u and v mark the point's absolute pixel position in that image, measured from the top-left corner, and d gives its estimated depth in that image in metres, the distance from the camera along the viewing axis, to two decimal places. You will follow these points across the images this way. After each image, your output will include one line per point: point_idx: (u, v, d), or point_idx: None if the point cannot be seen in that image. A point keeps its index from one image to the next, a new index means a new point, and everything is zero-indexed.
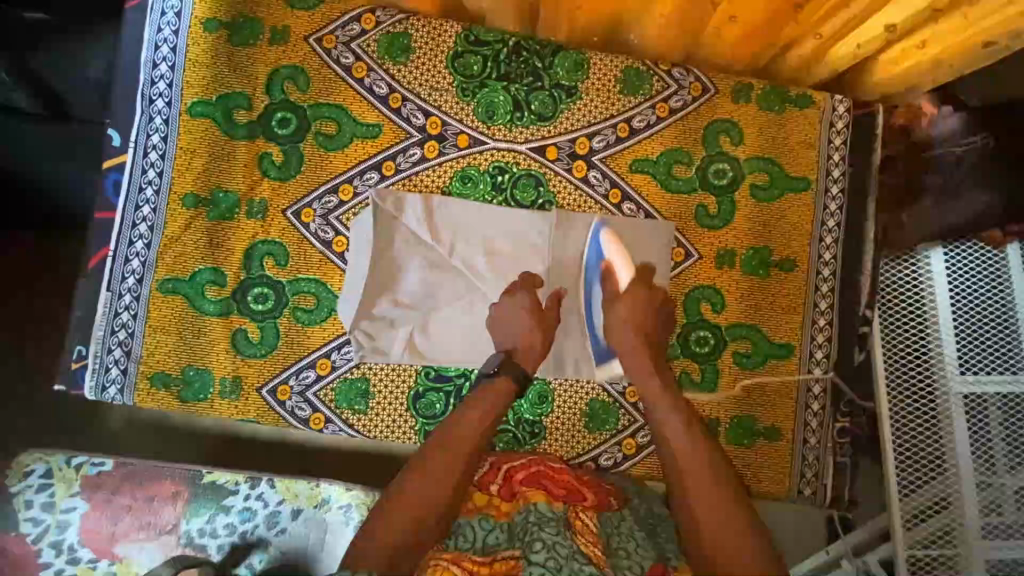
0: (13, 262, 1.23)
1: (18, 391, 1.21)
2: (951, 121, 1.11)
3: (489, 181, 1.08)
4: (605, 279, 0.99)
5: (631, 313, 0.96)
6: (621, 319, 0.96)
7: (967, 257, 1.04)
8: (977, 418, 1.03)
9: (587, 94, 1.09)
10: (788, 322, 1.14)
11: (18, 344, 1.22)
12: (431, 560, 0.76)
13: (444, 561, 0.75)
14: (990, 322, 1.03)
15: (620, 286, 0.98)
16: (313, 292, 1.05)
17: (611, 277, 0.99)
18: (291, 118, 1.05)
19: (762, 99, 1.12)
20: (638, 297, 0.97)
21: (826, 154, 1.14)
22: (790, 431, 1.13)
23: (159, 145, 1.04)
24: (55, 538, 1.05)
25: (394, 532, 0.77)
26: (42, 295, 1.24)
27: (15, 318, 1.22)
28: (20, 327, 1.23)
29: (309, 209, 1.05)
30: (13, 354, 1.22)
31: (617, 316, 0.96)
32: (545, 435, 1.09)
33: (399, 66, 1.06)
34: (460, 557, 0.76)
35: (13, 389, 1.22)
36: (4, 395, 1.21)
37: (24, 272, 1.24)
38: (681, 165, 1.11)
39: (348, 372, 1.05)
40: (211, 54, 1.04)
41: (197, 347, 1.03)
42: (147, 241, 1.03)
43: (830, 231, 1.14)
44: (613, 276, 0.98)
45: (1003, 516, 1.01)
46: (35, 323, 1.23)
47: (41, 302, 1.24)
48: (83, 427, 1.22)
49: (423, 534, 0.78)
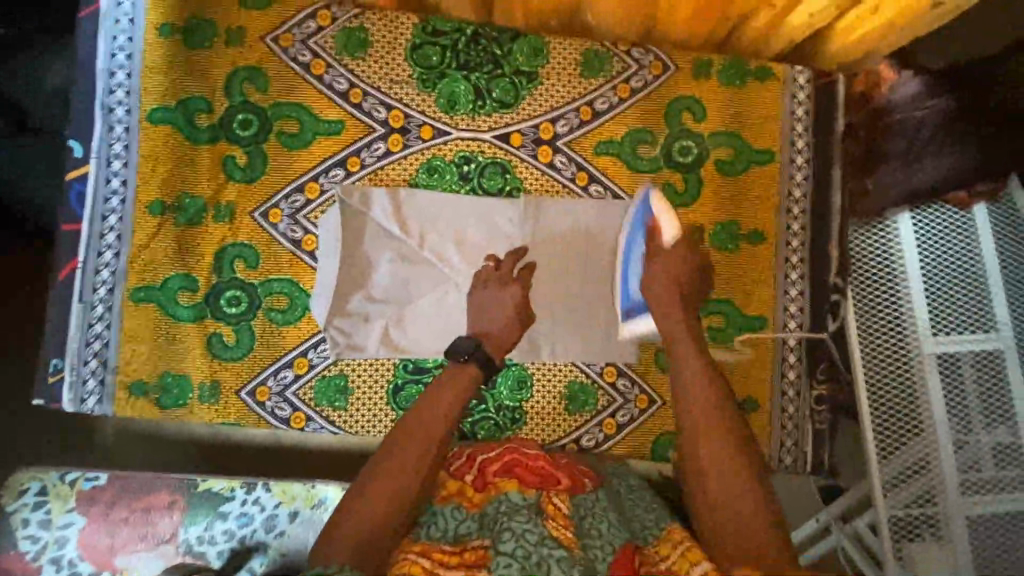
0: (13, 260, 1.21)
1: (19, 391, 1.22)
2: (911, 85, 1.10)
3: (455, 171, 1.08)
4: (649, 235, 0.98)
5: (669, 271, 0.96)
6: (661, 277, 0.96)
7: (935, 220, 1.05)
8: (951, 376, 1.04)
9: (548, 79, 1.09)
10: (760, 294, 1.15)
11: (20, 342, 1.22)
12: (400, 554, 0.76)
13: (412, 555, 0.75)
14: (959, 282, 1.04)
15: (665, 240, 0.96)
16: (286, 293, 1.05)
17: (655, 235, 0.97)
18: (253, 119, 1.05)
19: (722, 74, 1.13)
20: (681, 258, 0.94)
21: (789, 126, 1.15)
22: (768, 402, 1.15)
23: (122, 154, 1.03)
24: (54, 554, 1.06)
25: (368, 521, 0.79)
26: (41, 294, 1.23)
27: (15, 318, 1.22)
28: (21, 327, 1.22)
29: (276, 209, 1.05)
30: (17, 357, 1.22)
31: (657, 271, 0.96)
32: (526, 419, 1.10)
33: (358, 61, 1.06)
34: (430, 550, 0.76)
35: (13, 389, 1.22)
36: (3, 395, 1.21)
37: (23, 272, 1.22)
38: (646, 144, 1.11)
39: (326, 369, 1.06)
40: (167, 59, 1.04)
41: (174, 354, 1.04)
42: (117, 251, 1.03)
43: (797, 202, 1.16)
44: (658, 232, 0.97)
45: (981, 472, 1.03)
46: (35, 323, 1.23)
47: (41, 301, 1.23)
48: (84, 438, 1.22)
49: (392, 531, 0.79)
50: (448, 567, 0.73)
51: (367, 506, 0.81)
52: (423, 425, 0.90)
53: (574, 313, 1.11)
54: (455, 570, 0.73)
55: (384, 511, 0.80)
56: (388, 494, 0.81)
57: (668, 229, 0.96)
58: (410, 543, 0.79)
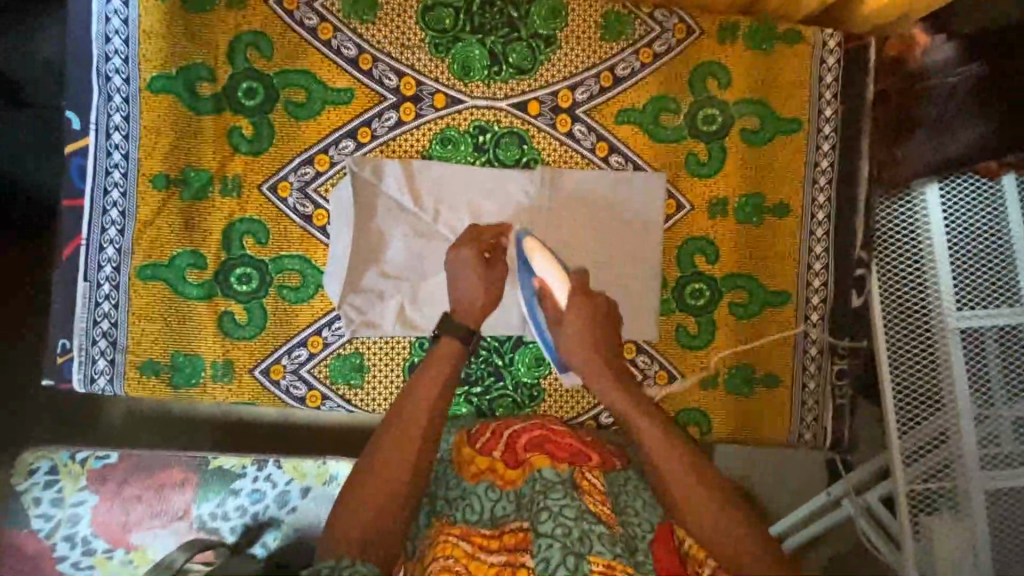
0: (13, 261, 1.16)
1: (20, 382, 1.18)
2: (945, 50, 1.05)
3: (470, 142, 1.04)
4: (546, 301, 0.92)
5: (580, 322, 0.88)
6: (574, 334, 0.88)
7: (963, 190, 1.01)
8: (975, 351, 1.02)
9: (567, 43, 1.04)
10: (783, 268, 1.12)
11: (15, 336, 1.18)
12: (440, 537, 0.77)
13: (453, 538, 0.77)
14: (986, 255, 1.01)
15: (561, 303, 0.90)
16: (298, 269, 1.02)
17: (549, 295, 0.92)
18: (258, 88, 1.00)
19: (748, 38, 1.08)
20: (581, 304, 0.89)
21: (818, 93, 1.10)
22: (789, 378, 1.13)
23: (122, 125, 0.99)
24: (68, 532, 1.05)
25: (374, 507, 0.77)
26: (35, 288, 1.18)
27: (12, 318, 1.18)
28: (20, 330, 1.18)
29: (285, 182, 1.01)
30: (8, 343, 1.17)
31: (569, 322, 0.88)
32: (544, 397, 1.08)
33: (367, 24, 1.01)
34: (470, 533, 0.78)
35: (14, 383, 1.18)
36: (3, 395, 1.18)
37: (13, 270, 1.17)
38: (669, 113, 1.07)
39: (341, 348, 1.04)
40: (165, 23, 0.98)
41: (184, 333, 1.01)
42: (121, 227, 0.99)
43: (823, 172, 1.11)
44: (550, 296, 0.92)
45: (1001, 446, 1.02)
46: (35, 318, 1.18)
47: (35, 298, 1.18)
48: (87, 427, 1.19)
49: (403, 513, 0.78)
50: (490, 551, 0.76)
51: (368, 497, 0.77)
52: (427, 404, 0.85)
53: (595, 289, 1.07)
54: (496, 553, 0.76)
55: (390, 495, 0.78)
56: (404, 472, 0.80)
57: (559, 291, 0.91)
58: (449, 525, 0.80)
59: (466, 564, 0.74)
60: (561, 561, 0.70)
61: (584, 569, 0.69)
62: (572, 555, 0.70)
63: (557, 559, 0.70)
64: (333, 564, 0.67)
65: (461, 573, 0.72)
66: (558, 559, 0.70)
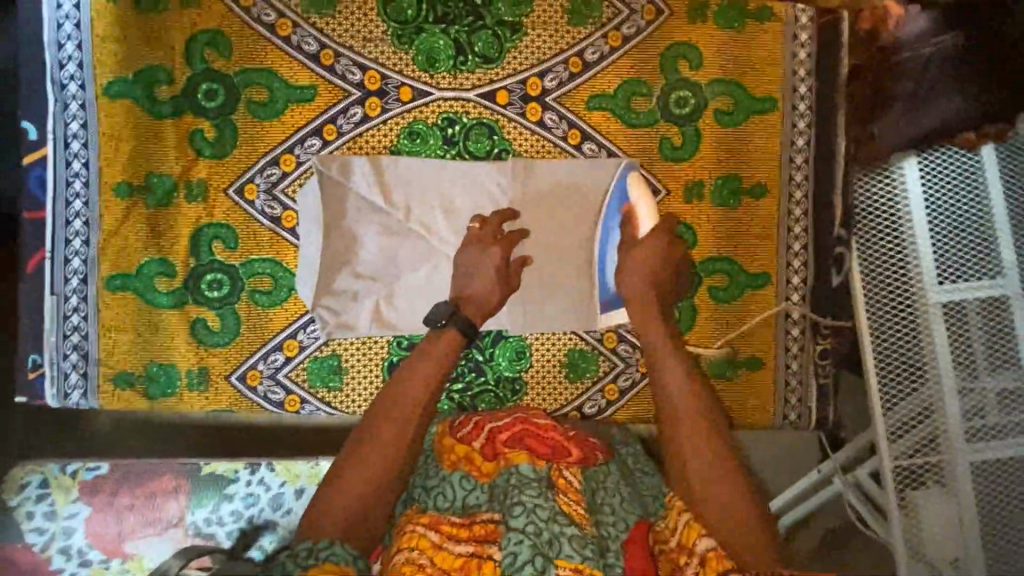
0: None
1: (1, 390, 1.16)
2: (919, 21, 1.01)
3: (439, 135, 1.02)
4: (626, 225, 1.00)
5: (652, 261, 0.97)
6: (642, 264, 0.97)
7: (942, 164, 0.98)
8: (956, 324, 1.01)
9: (534, 29, 1.02)
10: (762, 250, 1.11)
11: None
12: (407, 526, 0.77)
13: (421, 527, 0.76)
14: (966, 229, 0.98)
15: (641, 233, 0.98)
16: (269, 273, 1.00)
17: (632, 222, 1.00)
18: (218, 88, 0.97)
19: (719, 17, 1.06)
20: (657, 246, 0.98)
21: (791, 71, 1.09)
22: (771, 360, 1.13)
23: (80, 133, 0.96)
24: (63, 545, 1.03)
25: (351, 505, 0.76)
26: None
27: None
28: None
29: (251, 185, 0.99)
30: None
31: (642, 256, 0.97)
32: (527, 391, 1.07)
33: (327, 19, 0.98)
34: (439, 522, 0.78)
35: None
36: None
37: None
38: (641, 97, 1.05)
39: (318, 351, 1.02)
40: (120, 26, 0.95)
41: (157, 343, 0.99)
42: (85, 238, 0.97)
43: (800, 151, 1.10)
44: (634, 223, 0.99)
45: (986, 419, 1.01)
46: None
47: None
48: (73, 435, 1.18)
49: (378, 509, 0.77)
50: (458, 540, 0.76)
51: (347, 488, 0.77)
52: (404, 406, 0.84)
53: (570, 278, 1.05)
54: (464, 544, 0.75)
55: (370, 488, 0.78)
56: (379, 463, 0.79)
57: (645, 220, 0.99)
58: (418, 514, 0.79)
59: (432, 555, 0.74)
60: (530, 559, 0.70)
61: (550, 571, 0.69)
62: (541, 556, 0.70)
63: (525, 555, 0.70)
64: (311, 547, 0.69)
65: (427, 565, 0.72)
66: (526, 555, 0.70)
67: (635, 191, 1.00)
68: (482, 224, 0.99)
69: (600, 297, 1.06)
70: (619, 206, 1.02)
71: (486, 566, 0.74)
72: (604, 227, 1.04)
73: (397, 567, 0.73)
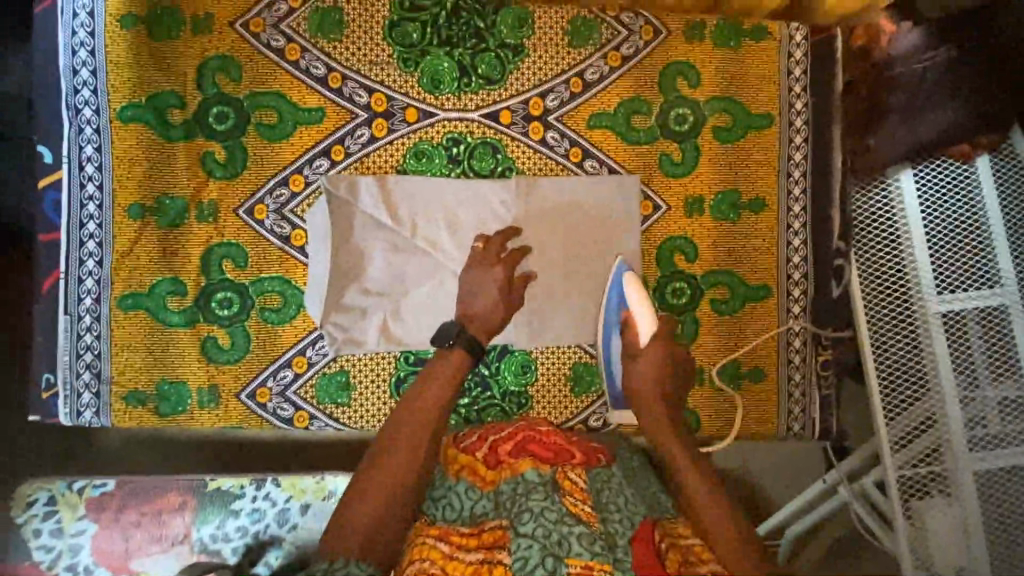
0: None
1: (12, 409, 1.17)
2: (910, 37, 1.05)
3: (444, 154, 1.04)
4: (626, 333, 0.98)
5: (654, 368, 0.93)
6: (642, 371, 0.93)
7: (938, 176, 1.02)
8: (956, 333, 1.03)
9: (536, 51, 1.05)
10: (763, 263, 1.13)
11: None
12: (418, 538, 0.76)
13: (430, 539, 0.75)
14: (963, 240, 1.01)
15: (641, 341, 0.96)
16: (278, 291, 1.02)
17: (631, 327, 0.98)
18: (228, 111, 1.00)
19: (715, 36, 1.09)
20: (657, 354, 0.94)
21: (787, 87, 1.11)
22: (774, 371, 1.14)
23: (94, 157, 0.99)
24: (69, 562, 1.04)
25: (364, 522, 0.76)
26: None
27: None
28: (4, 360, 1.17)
29: (261, 205, 1.02)
30: None
31: (639, 366, 0.94)
32: (533, 404, 1.08)
33: (335, 43, 1.01)
34: (447, 533, 0.77)
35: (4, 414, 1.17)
36: None
37: None
38: (640, 115, 1.07)
39: (326, 367, 1.04)
40: (133, 53, 0.98)
41: (168, 361, 1.01)
42: (99, 259, 0.99)
43: (797, 165, 1.13)
44: (633, 330, 0.97)
45: (988, 427, 1.02)
46: None
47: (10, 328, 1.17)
48: (85, 450, 1.20)
49: (390, 524, 0.76)
50: (468, 549, 0.75)
51: (356, 503, 0.78)
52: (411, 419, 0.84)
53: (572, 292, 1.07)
54: (474, 552, 0.74)
55: (384, 503, 0.78)
56: (392, 475, 0.79)
57: (645, 325, 0.97)
58: (426, 527, 0.79)
59: (443, 565, 0.72)
60: (540, 561, 0.70)
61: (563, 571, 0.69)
62: (551, 556, 0.70)
63: (536, 559, 0.70)
64: (327, 567, 0.70)
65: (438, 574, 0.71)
66: (537, 558, 0.70)
67: (632, 294, 0.99)
68: (485, 244, 1.01)
69: (607, 394, 1.06)
70: (619, 307, 1.02)
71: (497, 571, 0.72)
72: (607, 334, 1.04)
73: None
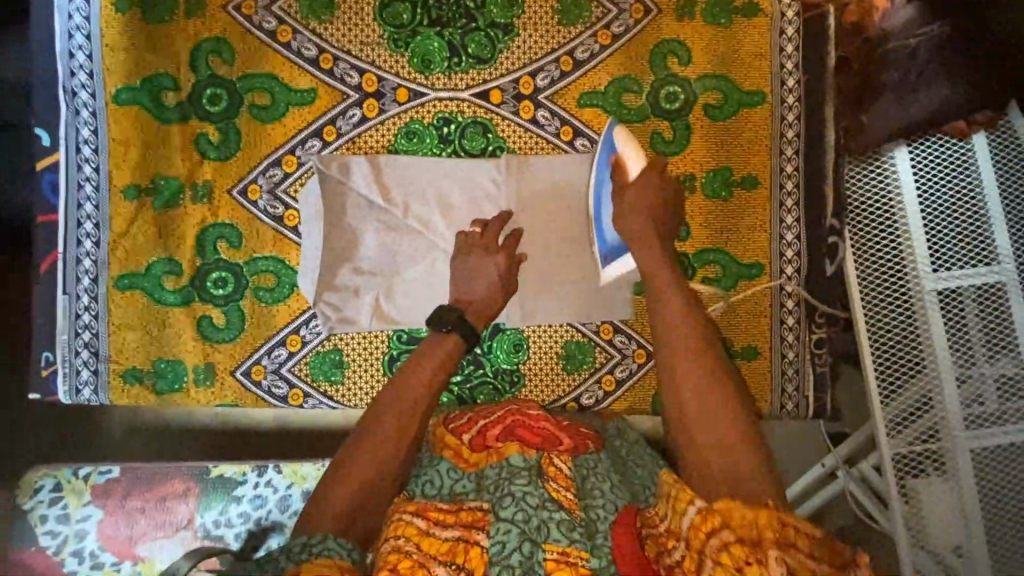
0: None
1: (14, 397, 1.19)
2: (903, 14, 1.03)
3: (435, 134, 1.05)
4: (614, 173, 0.96)
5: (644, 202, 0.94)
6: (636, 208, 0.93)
7: (931, 153, 1.01)
8: (953, 310, 1.02)
9: (525, 30, 1.05)
10: (756, 241, 1.12)
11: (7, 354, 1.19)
12: (395, 514, 0.78)
13: (406, 515, 0.77)
14: (958, 216, 1.00)
15: (631, 176, 0.95)
16: (272, 270, 1.03)
17: (621, 169, 0.96)
18: (222, 93, 1.01)
19: (706, 14, 1.09)
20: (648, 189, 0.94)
21: (779, 64, 1.11)
22: (767, 350, 1.13)
23: (91, 139, 1.00)
24: (76, 547, 1.05)
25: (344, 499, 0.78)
26: None
27: None
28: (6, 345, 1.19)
29: (254, 185, 1.03)
30: None
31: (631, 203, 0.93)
32: (525, 382, 1.09)
33: (326, 24, 1.02)
34: (424, 509, 0.78)
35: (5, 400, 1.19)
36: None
37: None
38: (631, 93, 1.07)
39: (320, 346, 1.05)
40: (127, 36, 1.00)
41: (165, 341, 1.03)
42: (96, 239, 1.01)
43: (790, 142, 1.12)
44: (622, 169, 0.96)
45: (985, 405, 1.01)
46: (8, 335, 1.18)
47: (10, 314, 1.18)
48: (86, 440, 1.21)
49: (372, 502, 0.80)
50: (443, 526, 0.76)
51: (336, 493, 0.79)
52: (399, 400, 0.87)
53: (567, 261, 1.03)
54: (450, 529, 0.76)
55: (361, 489, 0.80)
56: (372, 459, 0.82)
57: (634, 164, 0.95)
58: (405, 502, 0.80)
59: (418, 542, 0.74)
60: (518, 545, 0.72)
61: (539, 556, 0.71)
62: (528, 542, 0.72)
63: (513, 543, 0.72)
64: (304, 543, 0.72)
65: (413, 551, 0.72)
66: (514, 543, 0.72)
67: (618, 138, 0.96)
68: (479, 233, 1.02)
69: (600, 249, 1.02)
70: (608, 155, 0.98)
71: (473, 553, 0.74)
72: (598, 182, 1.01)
73: (383, 555, 0.72)
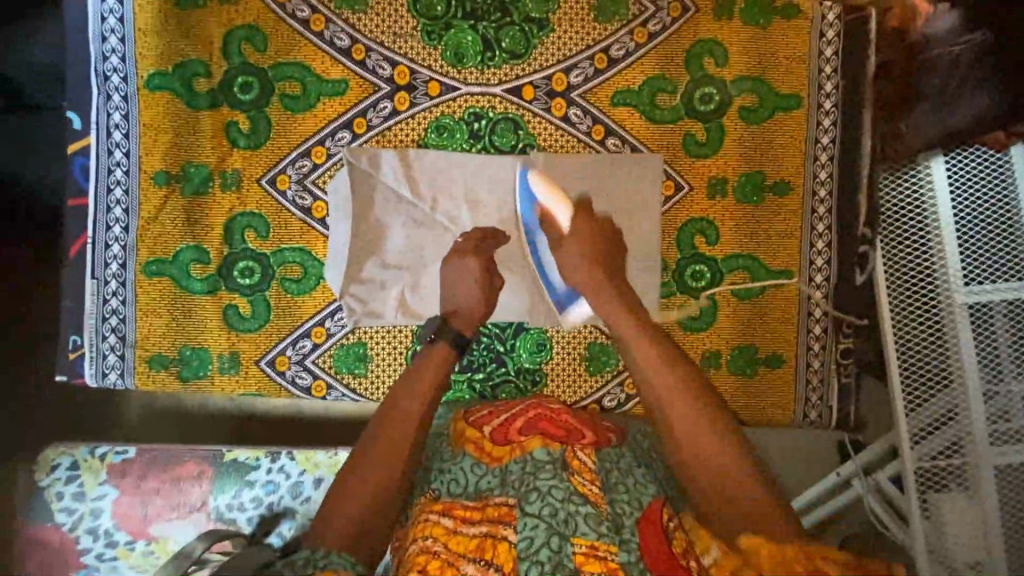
0: None
1: (19, 390, 1.16)
2: (946, 19, 0.98)
3: (466, 129, 1.04)
4: (545, 223, 0.98)
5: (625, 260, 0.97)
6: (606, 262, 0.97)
7: (969, 165, 0.96)
8: (983, 326, 0.97)
9: (560, 26, 1.03)
10: (785, 247, 1.11)
11: None
12: (419, 514, 0.78)
13: (434, 515, 0.77)
14: (993, 228, 0.95)
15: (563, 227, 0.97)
16: (298, 261, 1.03)
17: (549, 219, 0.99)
18: (254, 81, 1.01)
19: (744, 14, 1.07)
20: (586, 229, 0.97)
21: (817, 67, 1.09)
22: (793, 358, 1.13)
23: (121, 124, 1.00)
24: (90, 525, 1.05)
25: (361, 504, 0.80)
26: None
27: None
28: None
29: (283, 175, 1.02)
30: None
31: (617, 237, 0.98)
32: (547, 381, 1.09)
33: (359, 14, 1.01)
34: (451, 508, 0.78)
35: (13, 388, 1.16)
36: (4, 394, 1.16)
37: None
38: (665, 93, 1.06)
39: (344, 337, 1.05)
40: (159, 21, 0.99)
41: (191, 327, 1.03)
42: (125, 224, 1.01)
43: (825, 149, 1.10)
44: (552, 219, 0.98)
45: (1011, 421, 0.98)
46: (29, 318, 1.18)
47: None
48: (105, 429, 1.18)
49: (386, 509, 0.81)
50: (471, 523, 0.76)
51: (353, 494, 0.81)
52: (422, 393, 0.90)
53: (574, 248, 0.94)
54: (478, 525, 0.76)
55: (376, 488, 0.81)
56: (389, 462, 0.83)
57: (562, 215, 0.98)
58: (431, 502, 0.81)
59: (446, 541, 0.74)
60: (546, 540, 0.72)
61: (568, 549, 0.71)
62: (556, 536, 0.72)
63: (540, 539, 0.72)
64: (308, 556, 0.72)
65: (441, 550, 0.72)
66: (541, 539, 0.72)
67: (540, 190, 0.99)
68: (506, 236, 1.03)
69: (552, 300, 1.04)
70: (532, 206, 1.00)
71: (502, 548, 0.74)
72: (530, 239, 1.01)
73: (411, 558, 0.72)
